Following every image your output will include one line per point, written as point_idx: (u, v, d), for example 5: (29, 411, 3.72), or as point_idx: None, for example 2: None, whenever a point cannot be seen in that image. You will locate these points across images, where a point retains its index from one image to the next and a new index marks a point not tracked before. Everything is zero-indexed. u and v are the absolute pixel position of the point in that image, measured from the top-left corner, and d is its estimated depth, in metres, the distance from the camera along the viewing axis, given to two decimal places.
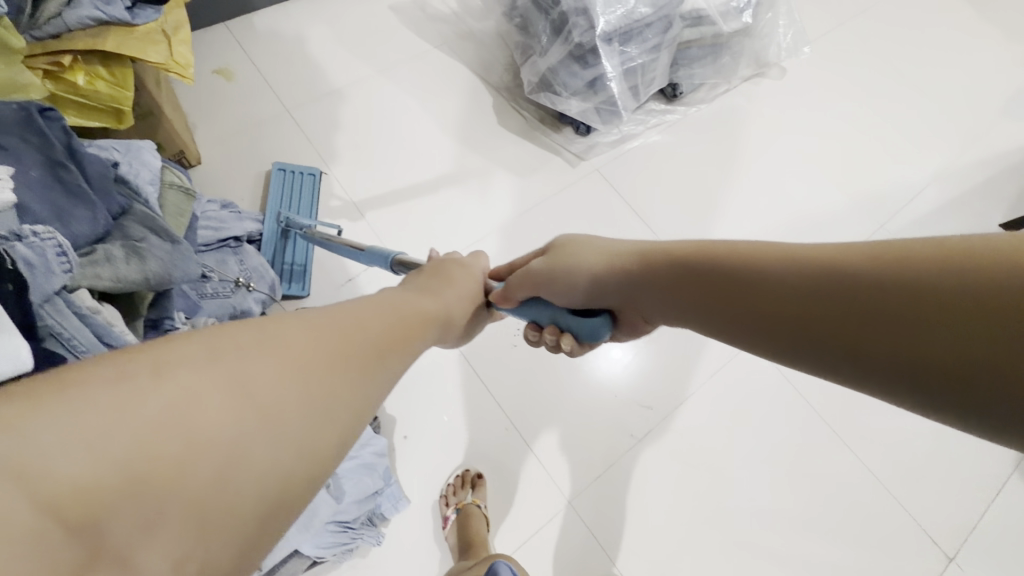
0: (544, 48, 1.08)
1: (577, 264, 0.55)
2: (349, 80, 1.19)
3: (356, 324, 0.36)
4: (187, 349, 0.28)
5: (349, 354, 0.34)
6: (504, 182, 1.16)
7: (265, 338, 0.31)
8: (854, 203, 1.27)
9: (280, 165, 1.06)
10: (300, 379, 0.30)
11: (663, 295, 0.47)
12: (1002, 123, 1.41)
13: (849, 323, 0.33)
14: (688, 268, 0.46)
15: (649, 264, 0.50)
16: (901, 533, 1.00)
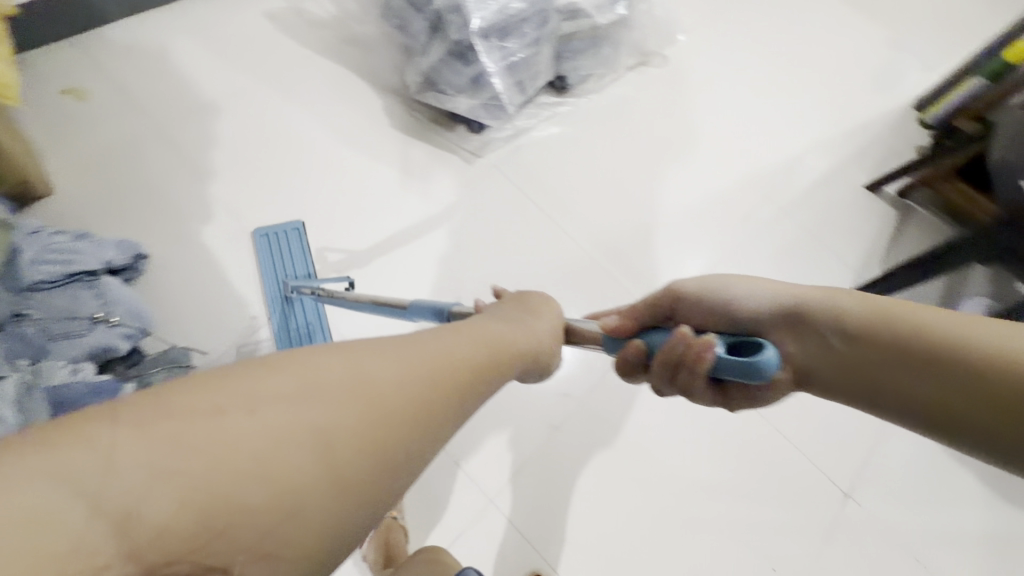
0: (424, 47, 1.07)
1: (733, 291, 0.51)
2: (223, 92, 1.11)
3: (434, 362, 0.35)
4: (251, 384, 0.29)
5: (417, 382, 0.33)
6: (402, 185, 1.12)
7: (334, 378, 0.30)
8: (742, 177, 1.35)
9: (262, 229, 1.00)
10: (360, 407, 0.30)
11: (825, 341, 0.45)
12: (860, 98, 1.57)
13: (1000, 380, 0.37)
14: (843, 316, 0.44)
15: (814, 297, 0.46)
16: (814, 486, 1.02)
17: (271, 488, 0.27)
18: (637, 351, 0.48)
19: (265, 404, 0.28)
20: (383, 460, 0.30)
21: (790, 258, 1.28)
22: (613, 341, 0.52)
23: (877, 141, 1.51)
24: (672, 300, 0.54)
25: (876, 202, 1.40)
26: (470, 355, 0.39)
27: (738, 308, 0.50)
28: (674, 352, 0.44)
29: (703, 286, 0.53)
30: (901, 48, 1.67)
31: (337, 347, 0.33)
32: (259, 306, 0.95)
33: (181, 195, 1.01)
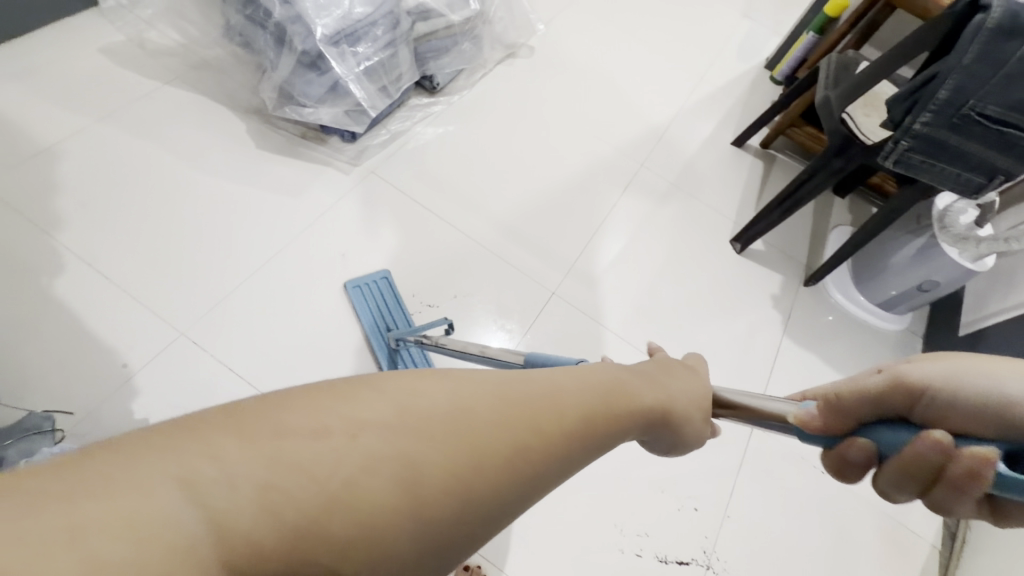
0: (273, 62, 1.05)
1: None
2: (61, 134, 1.04)
3: (551, 403, 0.28)
4: (359, 404, 0.24)
5: (531, 433, 0.27)
6: (277, 204, 1.09)
7: (450, 407, 0.26)
8: (620, 149, 1.42)
9: (353, 281, 1.04)
10: (469, 443, 0.25)
11: None
12: (717, 66, 1.70)
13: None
14: None
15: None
16: (728, 424, 1.04)
17: (361, 531, 0.22)
18: (864, 455, 0.28)
19: (367, 430, 0.24)
20: (471, 512, 0.25)
21: (676, 216, 1.35)
22: (809, 436, 0.31)
23: (738, 102, 1.64)
24: (904, 387, 0.28)
25: (744, 155, 1.51)
26: (596, 407, 0.31)
27: None
28: (923, 473, 0.26)
29: (952, 374, 0.27)
30: (745, 20, 1.85)
31: (431, 372, 0.27)
32: (130, 349, 0.89)
33: (21, 249, 0.92)
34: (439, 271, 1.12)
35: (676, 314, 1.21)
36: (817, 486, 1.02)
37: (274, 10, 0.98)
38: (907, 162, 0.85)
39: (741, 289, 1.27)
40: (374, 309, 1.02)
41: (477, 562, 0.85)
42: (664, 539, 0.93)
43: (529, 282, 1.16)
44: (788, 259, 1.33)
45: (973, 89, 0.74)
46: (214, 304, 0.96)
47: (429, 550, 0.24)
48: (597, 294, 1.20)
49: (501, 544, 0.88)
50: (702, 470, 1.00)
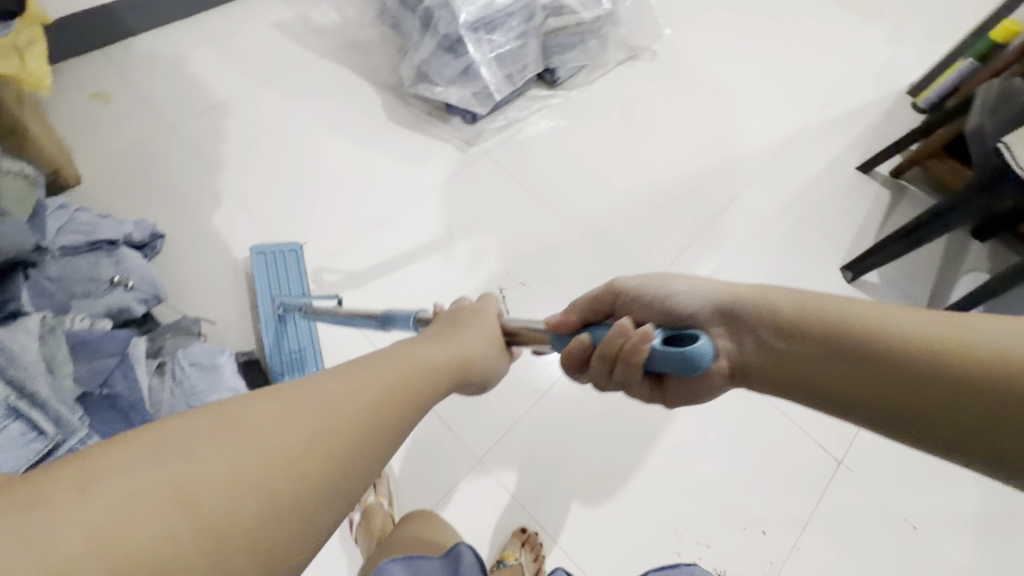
0: (416, 43, 1.15)
1: (676, 290, 0.44)
2: (235, 92, 1.21)
3: (361, 385, 0.34)
4: (164, 432, 0.26)
5: (350, 408, 0.32)
6: (398, 172, 1.20)
7: (223, 428, 0.28)
8: (731, 160, 1.38)
9: (259, 247, 0.98)
10: (292, 430, 0.29)
11: (761, 337, 0.39)
12: (850, 87, 1.61)
13: (922, 366, 0.32)
14: (777, 311, 0.39)
15: (747, 292, 0.41)
16: (812, 454, 0.99)
17: (205, 527, 0.25)
18: (585, 347, 0.42)
19: (184, 444, 0.26)
20: (312, 477, 0.28)
21: (782, 236, 1.29)
22: (556, 338, 0.47)
23: (870, 126, 1.53)
24: (612, 295, 0.47)
25: (868, 182, 1.41)
26: (405, 371, 0.38)
27: (680, 309, 0.42)
28: (611, 346, 0.39)
29: (646, 285, 0.45)
30: (889, 41, 1.72)
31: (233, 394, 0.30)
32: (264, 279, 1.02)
33: (192, 184, 1.09)
34: (535, 254, 1.16)
35: None
36: (906, 540, 0.94)
37: None
38: None
39: None
40: (268, 277, 0.97)
41: (534, 527, 0.90)
42: (726, 554, 0.90)
43: (618, 277, 1.18)
44: (906, 298, 1.22)
45: None
46: (335, 253, 1.08)
47: (290, 522, 0.27)
48: None
49: (559, 520, 0.91)
50: (776, 495, 0.95)
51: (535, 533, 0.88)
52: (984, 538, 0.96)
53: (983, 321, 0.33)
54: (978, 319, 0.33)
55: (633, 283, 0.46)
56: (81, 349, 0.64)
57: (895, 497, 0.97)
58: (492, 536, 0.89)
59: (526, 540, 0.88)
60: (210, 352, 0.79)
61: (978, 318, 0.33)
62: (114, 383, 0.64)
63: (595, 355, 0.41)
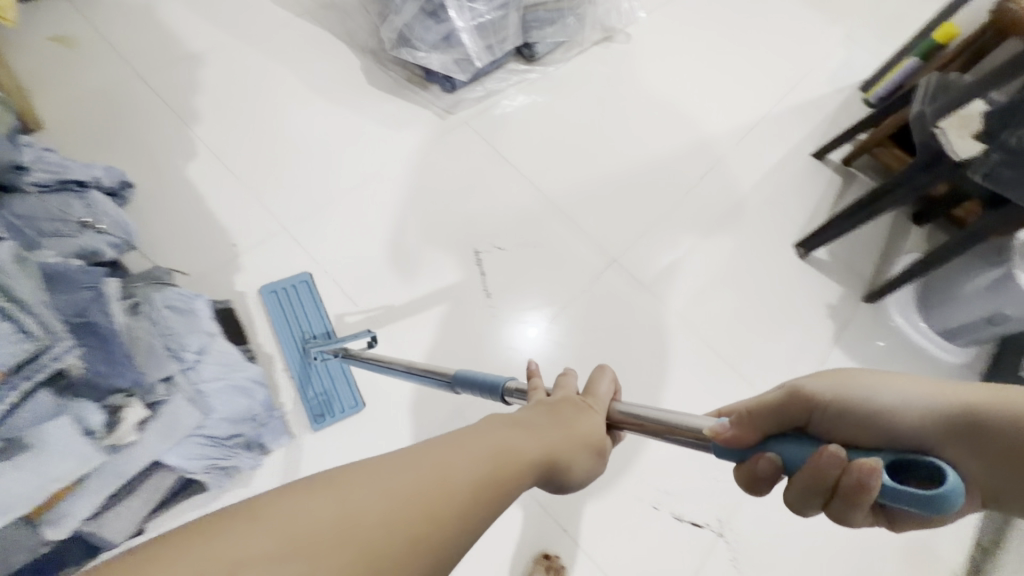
0: (398, 6, 1.16)
1: (882, 398, 0.38)
2: (209, 46, 1.18)
3: (445, 477, 0.35)
4: (288, 507, 0.30)
5: (439, 505, 0.33)
6: (377, 135, 1.20)
7: (335, 514, 0.30)
8: (699, 141, 1.45)
9: (269, 286, 0.98)
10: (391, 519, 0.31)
11: (1001, 459, 0.35)
12: (809, 80, 1.71)
13: None
14: (1011, 426, 0.35)
15: (983, 401, 0.36)
16: None
17: None
18: (770, 466, 0.36)
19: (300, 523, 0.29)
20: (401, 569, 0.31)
21: (744, 214, 1.37)
22: (720, 446, 0.40)
23: (826, 117, 1.64)
24: (797, 400, 0.41)
25: (822, 168, 1.51)
26: (491, 464, 0.38)
27: (902, 426, 0.37)
28: (819, 476, 0.33)
29: (838, 392, 0.40)
30: (844, 40, 1.84)
31: (346, 470, 0.33)
32: (239, 233, 1.01)
33: (165, 136, 1.07)
34: (512, 221, 1.19)
35: (728, 304, 1.24)
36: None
37: None
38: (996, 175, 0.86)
39: (799, 293, 1.28)
40: (286, 318, 0.96)
41: None
42: (686, 500, 0.96)
43: (589, 246, 1.22)
44: (850, 273, 1.32)
45: None
46: (312, 211, 1.08)
47: None
48: (655, 271, 1.24)
49: None
50: None
51: (557, 556, 0.90)
52: None
53: None
54: None
55: (823, 385, 0.40)
56: (57, 282, 0.63)
57: None
58: None
59: (549, 564, 0.89)
60: (186, 297, 0.78)
61: None
62: (91, 315, 0.63)
63: (796, 484, 0.35)
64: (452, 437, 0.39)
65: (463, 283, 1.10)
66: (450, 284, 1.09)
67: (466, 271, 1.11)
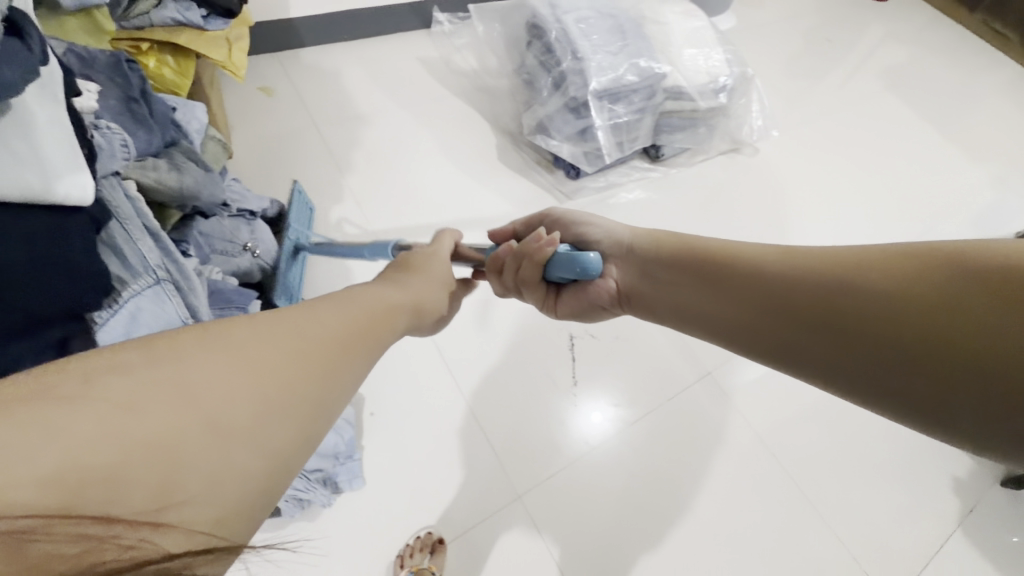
0: (544, 99, 1.26)
1: (594, 230, 0.62)
2: (374, 109, 1.36)
3: (321, 328, 0.35)
4: (129, 362, 0.28)
5: (317, 348, 0.34)
6: (501, 208, 1.28)
7: (193, 361, 0.29)
8: (817, 267, 1.40)
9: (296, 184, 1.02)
10: (263, 364, 0.31)
11: (643, 268, 0.57)
12: (944, 228, 1.62)
13: (882, 324, 0.38)
14: (736, 265, 0.49)
15: (714, 256, 0.52)
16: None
17: (205, 435, 0.27)
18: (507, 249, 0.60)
19: (167, 372, 0.28)
20: (294, 398, 0.31)
21: None
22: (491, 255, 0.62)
23: None
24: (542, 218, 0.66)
25: None
26: (362, 315, 0.39)
27: (591, 240, 0.62)
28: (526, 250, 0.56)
29: (575, 218, 0.64)
30: (984, 194, 1.77)
31: (197, 330, 0.31)
32: (359, 275, 1.10)
33: (322, 180, 1.22)
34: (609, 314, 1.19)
35: (835, 449, 1.11)
36: None
37: (564, 62, 1.20)
38: None
39: (920, 453, 1.13)
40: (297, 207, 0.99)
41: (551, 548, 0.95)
42: None
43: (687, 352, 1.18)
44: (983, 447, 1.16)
45: None
46: None
47: (269, 436, 0.30)
48: (752, 388, 1.15)
49: (573, 551, 0.95)
50: None
51: None
52: None
53: (969, 248, 0.36)
54: (957, 248, 0.37)
55: (552, 212, 0.66)
56: (214, 297, 0.73)
57: None
58: (511, 548, 0.93)
59: None
60: None
61: (947, 244, 0.38)
62: None
63: (517, 255, 0.58)
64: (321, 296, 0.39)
65: (553, 365, 1.10)
66: (538, 363, 1.10)
67: (557, 353, 1.12)
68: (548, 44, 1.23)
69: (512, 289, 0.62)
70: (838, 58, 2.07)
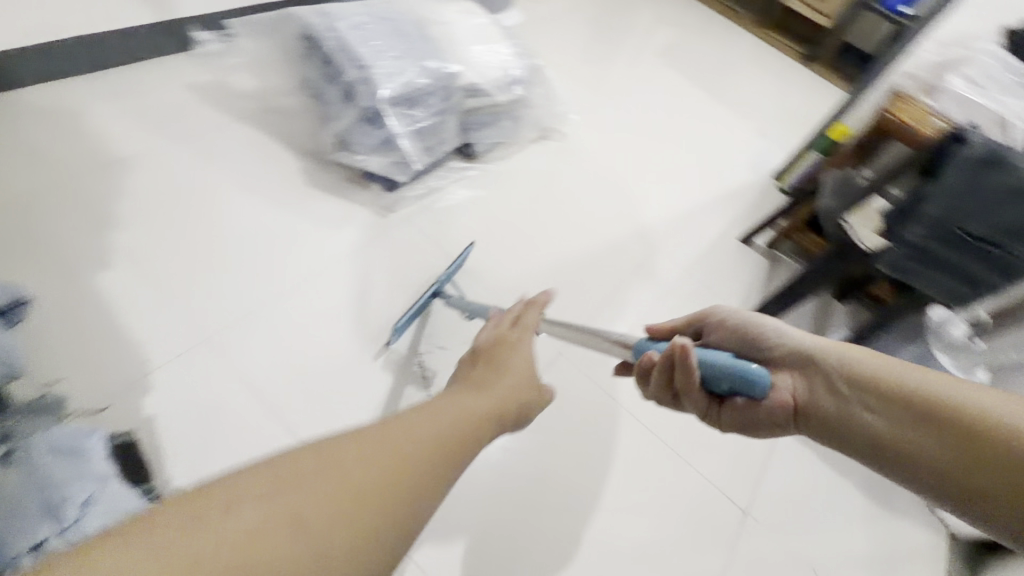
0: (337, 113, 1.18)
1: (769, 331, 0.63)
2: (136, 149, 1.15)
3: (393, 455, 0.37)
4: (202, 511, 0.30)
5: (387, 475, 0.36)
6: (315, 234, 1.18)
7: (264, 503, 0.31)
8: (633, 231, 1.54)
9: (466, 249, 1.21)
10: (330, 502, 0.33)
11: (807, 376, 0.57)
12: (727, 175, 1.89)
13: (979, 447, 0.45)
14: (852, 372, 0.54)
15: (841, 361, 0.56)
16: (709, 501, 1.09)
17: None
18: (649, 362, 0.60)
19: (250, 508, 0.31)
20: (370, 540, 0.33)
21: (668, 295, 1.43)
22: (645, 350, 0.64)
23: (746, 205, 1.80)
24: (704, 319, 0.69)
25: (749, 252, 1.63)
26: (449, 433, 0.42)
27: (762, 342, 0.63)
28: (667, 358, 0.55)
29: (746, 317, 0.66)
30: (750, 142, 2.10)
31: (263, 462, 0.34)
32: (153, 348, 0.93)
33: (76, 243, 0.99)
34: (454, 319, 1.15)
35: None
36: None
37: (349, 72, 1.14)
38: (902, 268, 0.92)
39: None
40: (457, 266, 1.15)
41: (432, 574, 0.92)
42: None
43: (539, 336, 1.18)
44: None
45: (960, 209, 0.85)
46: (241, 317, 1.01)
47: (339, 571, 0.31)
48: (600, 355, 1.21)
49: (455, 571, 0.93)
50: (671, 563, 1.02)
51: None
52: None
53: None
54: None
55: (721, 312, 0.68)
56: None
57: (780, 537, 1.09)
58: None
59: None
60: (76, 436, 0.68)
61: None
62: None
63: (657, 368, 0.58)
64: (409, 411, 0.43)
65: (402, 388, 1.05)
66: (391, 391, 1.03)
67: (408, 374, 1.06)
68: (327, 55, 1.15)
69: (664, 396, 0.61)
70: (619, 41, 2.29)
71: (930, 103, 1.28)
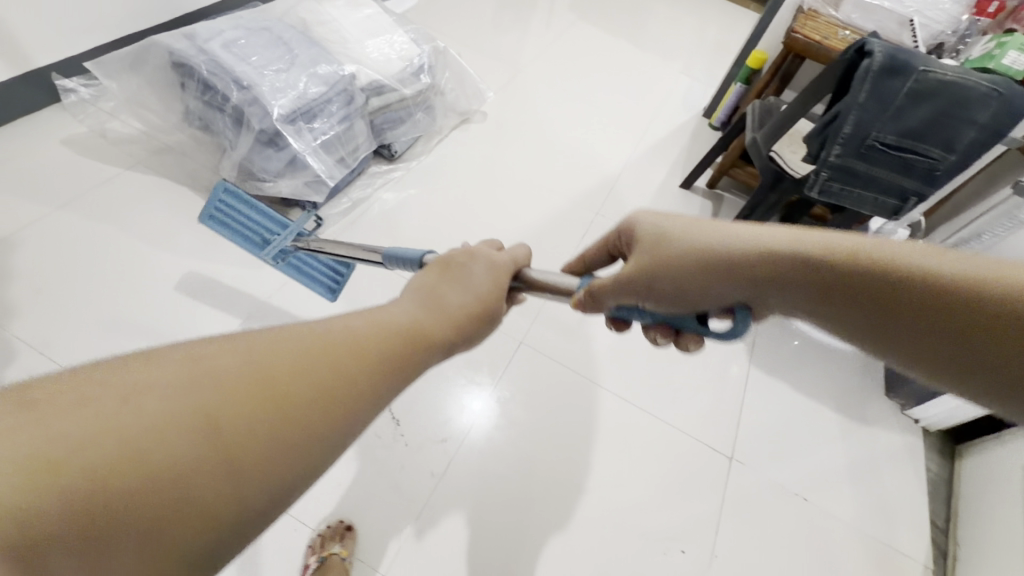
0: (233, 141, 1.09)
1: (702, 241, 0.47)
2: (16, 224, 1.04)
3: (320, 347, 0.34)
4: (105, 389, 0.28)
5: (307, 371, 0.32)
6: (240, 276, 1.10)
7: (168, 389, 0.29)
8: (574, 198, 1.49)
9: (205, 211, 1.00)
10: (244, 398, 0.30)
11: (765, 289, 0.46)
12: (658, 121, 1.86)
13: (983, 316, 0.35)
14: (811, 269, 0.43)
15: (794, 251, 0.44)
16: (696, 454, 1.09)
17: (181, 477, 0.27)
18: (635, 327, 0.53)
19: (141, 398, 0.28)
20: (289, 440, 0.30)
21: None
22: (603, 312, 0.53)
23: (682, 149, 1.78)
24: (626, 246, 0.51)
25: (691, 197, 1.63)
26: (393, 333, 0.38)
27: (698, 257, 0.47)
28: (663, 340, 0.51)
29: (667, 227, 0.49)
30: (674, 83, 2.07)
31: (163, 352, 0.31)
32: None
33: None
34: None
35: (647, 351, 1.21)
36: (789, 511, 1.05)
37: (231, 94, 1.03)
38: (829, 190, 0.93)
39: None
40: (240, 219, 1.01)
41: None
42: None
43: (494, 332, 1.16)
44: None
45: (872, 121, 0.84)
46: None
47: (250, 476, 0.29)
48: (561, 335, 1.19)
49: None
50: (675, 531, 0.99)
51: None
52: (857, 494, 1.10)
53: None
54: None
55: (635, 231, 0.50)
56: None
57: (772, 473, 1.09)
58: None
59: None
60: None
61: None
62: None
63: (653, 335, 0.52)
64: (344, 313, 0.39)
65: None
66: None
67: None
68: (202, 80, 1.04)
69: None
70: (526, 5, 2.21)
71: (832, 13, 1.29)
